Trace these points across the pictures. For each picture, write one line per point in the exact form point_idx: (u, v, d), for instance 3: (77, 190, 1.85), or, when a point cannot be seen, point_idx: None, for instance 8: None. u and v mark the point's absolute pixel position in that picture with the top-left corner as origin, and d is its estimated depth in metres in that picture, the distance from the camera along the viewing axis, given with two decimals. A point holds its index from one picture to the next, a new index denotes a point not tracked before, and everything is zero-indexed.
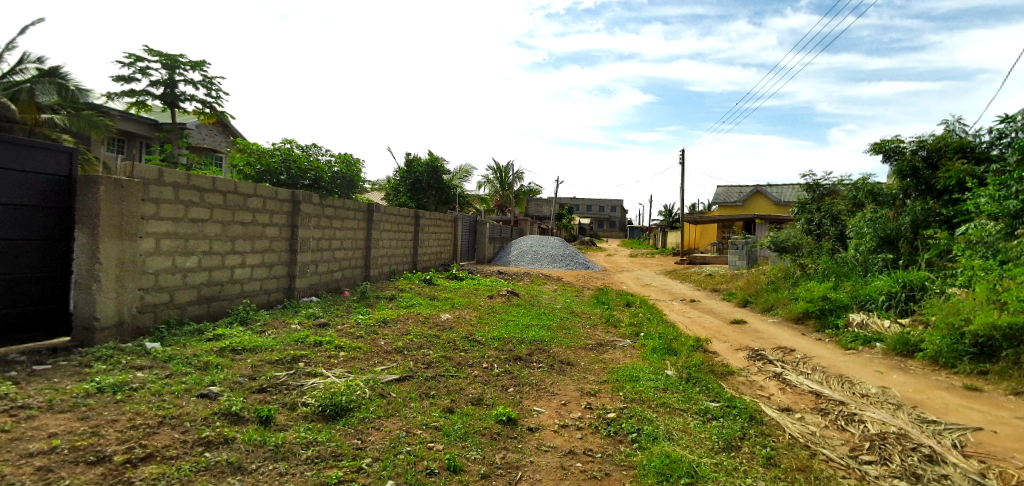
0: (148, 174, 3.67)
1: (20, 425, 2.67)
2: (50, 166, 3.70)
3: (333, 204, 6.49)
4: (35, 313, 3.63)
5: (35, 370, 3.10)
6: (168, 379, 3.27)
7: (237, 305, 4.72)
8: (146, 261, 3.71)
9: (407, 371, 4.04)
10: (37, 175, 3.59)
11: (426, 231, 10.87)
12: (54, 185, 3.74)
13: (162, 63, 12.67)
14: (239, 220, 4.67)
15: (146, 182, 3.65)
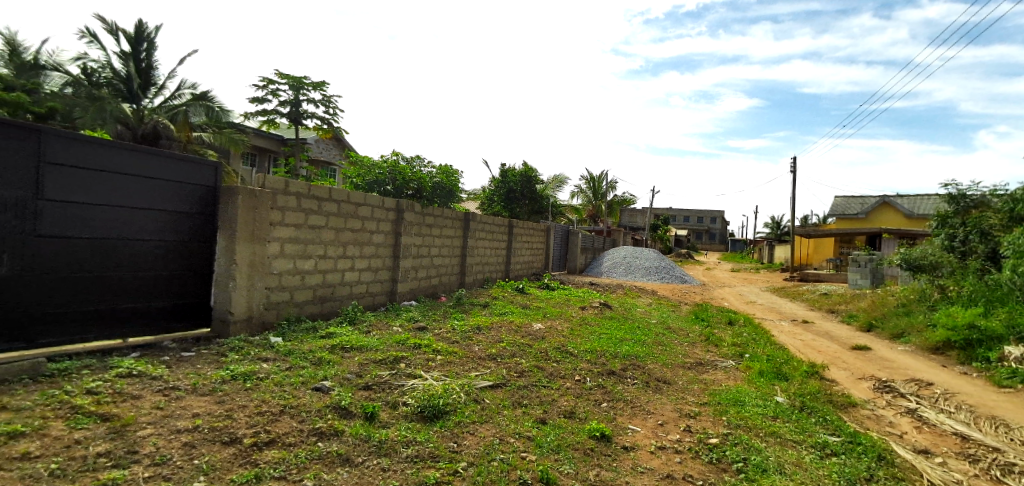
0: (277, 185, 4.07)
1: (172, 404, 3.04)
2: (199, 177, 4.21)
3: (434, 213, 6.80)
4: (183, 306, 4.16)
5: (183, 356, 3.52)
6: (289, 371, 3.55)
7: (346, 307, 5.07)
8: (272, 263, 4.09)
9: (500, 379, 4.08)
10: (186, 184, 4.11)
11: (519, 240, 11.10)
12: (202, 194, 4.24)
13: (290, 85, 14.33)
14: (350, 227, 5.03)
15: (275, 191, 4.04)
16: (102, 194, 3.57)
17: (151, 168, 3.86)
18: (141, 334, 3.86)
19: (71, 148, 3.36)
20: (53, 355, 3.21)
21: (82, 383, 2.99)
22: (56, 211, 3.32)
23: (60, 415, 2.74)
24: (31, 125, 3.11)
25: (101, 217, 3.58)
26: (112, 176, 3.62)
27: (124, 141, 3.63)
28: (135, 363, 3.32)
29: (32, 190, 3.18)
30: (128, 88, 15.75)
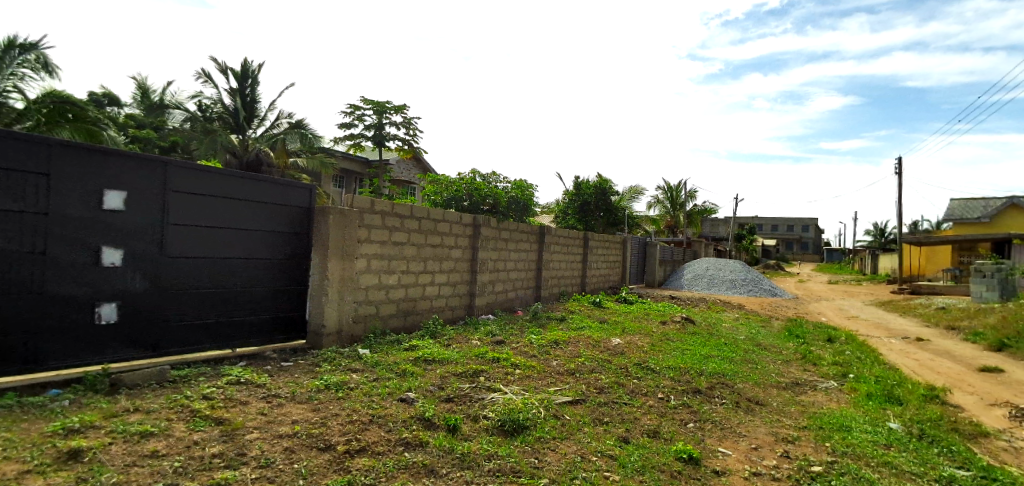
0: (364, 204, 4.31)
1: (274, 410, 3.25)
2: (296, 199, 4.54)
3: (509, 227, 6.91)
4: (284, 318, 4.49)
5: (283, 365, 3.78)
6: (377, 382, 3.70)
7: (427, 320, 5.24)
8: (360, 278, 4.32)
9: (580, 395, 4.01)
10: (285, 206, 4.45)
11: (595, 253, 10.99)
12: (299, 215, 4.57)
13: (375, 110, 15.34)
14: (430, 243, 5.22)
15: (362, 210, 4.29)
16: (218, 218, 3.96)
17: (257, 193, 4.24)
18: (248, 344, 4.20)
19: (192, 178, 3.78)
20: (177, 363, 3.57)
21: (199, 388, 3.29)
22: (181, 233, 3.73)
23: (181, 417, 3.01)
24: (160, 159, 3.54)
25: (217, 238, 3.97)
26: (223, 202, 4.00)
27: (235, 170, 4.02)
28: (243, 371, 3.60)
29: (159, 216, 3.60)
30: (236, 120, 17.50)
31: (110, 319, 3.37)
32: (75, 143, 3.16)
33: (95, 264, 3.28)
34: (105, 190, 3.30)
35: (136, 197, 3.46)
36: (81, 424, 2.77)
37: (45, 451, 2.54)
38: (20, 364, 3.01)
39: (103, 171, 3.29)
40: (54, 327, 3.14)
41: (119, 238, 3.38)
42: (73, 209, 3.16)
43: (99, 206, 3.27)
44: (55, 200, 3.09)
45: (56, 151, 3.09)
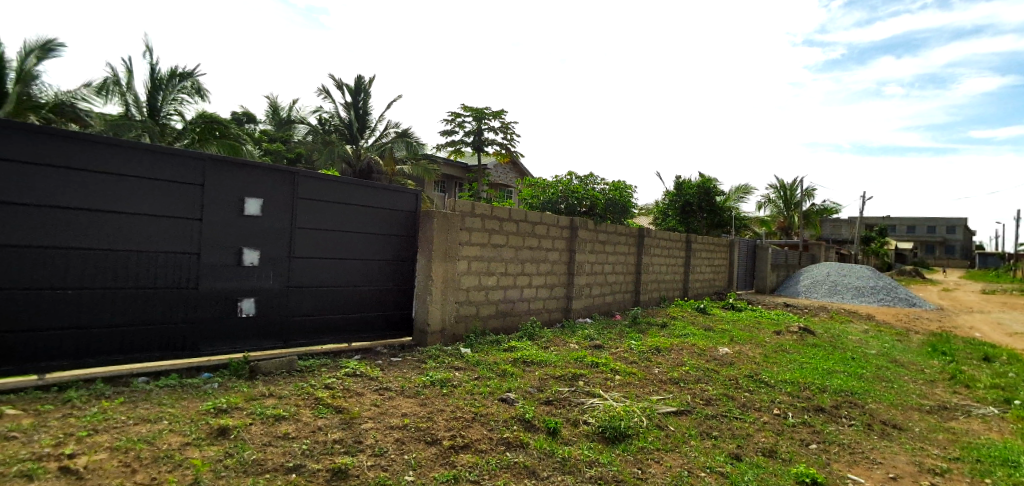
0: (465, 207, 4.46)
1: (386, 402, 3.43)
2: (403, 204, 4.79)
3: (607, 229, 6.82)
4: (394, 316, 4.74)
5: (392, 361, 4.01)
6: (478, 381, 3.79)
7: (525, 322, 5.31)
8: (462, 279, 4.48)
9: (685, 406, 3.82)
10: (394, 211, 4.70)
11: (698, 257, 10.53)
12: (407, 218, 4.81)
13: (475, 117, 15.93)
14: (528, 245, 5.28)
15: (464, 213, 4.44)
16: (337, 222, 4.29)
17: (370, 198, 4.52)
18: (362, 339, 4.49)
19: (316, 185, 4.12)
20: (303, 355, 3.92)
21: (322, 378, 3.57)
22: (306, 236, 4.08)
23: (307, 403, 3.27)
24: (290, 169, 3.91)
25: (336, 241, 4.29)
26: (341, 207, 4.31)
27: (352, 178, 4.32)
28: (358, 364, 3.86)
29: (288, 221, 3.96)
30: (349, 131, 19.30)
31: (249, 312, 3.78)
32: (222, 158, 3.58)
33: (237, 264, 3.70)
34: (246, 198, 3.71)
35: (270, 204, 3.85)
36: (228, 404, 3.12)
37: (201, 426, 2.89)
38: (181, 349, 3.48)
39: (244, 181, 3.70)
40: (207, 318, 3.59)
41: (256, 240, 3.79)
42: (221, 215, 3.60)
43: (241, 213, 3.69)
44: (207, 207, 3.53)
45: (208, 166, 3.53)
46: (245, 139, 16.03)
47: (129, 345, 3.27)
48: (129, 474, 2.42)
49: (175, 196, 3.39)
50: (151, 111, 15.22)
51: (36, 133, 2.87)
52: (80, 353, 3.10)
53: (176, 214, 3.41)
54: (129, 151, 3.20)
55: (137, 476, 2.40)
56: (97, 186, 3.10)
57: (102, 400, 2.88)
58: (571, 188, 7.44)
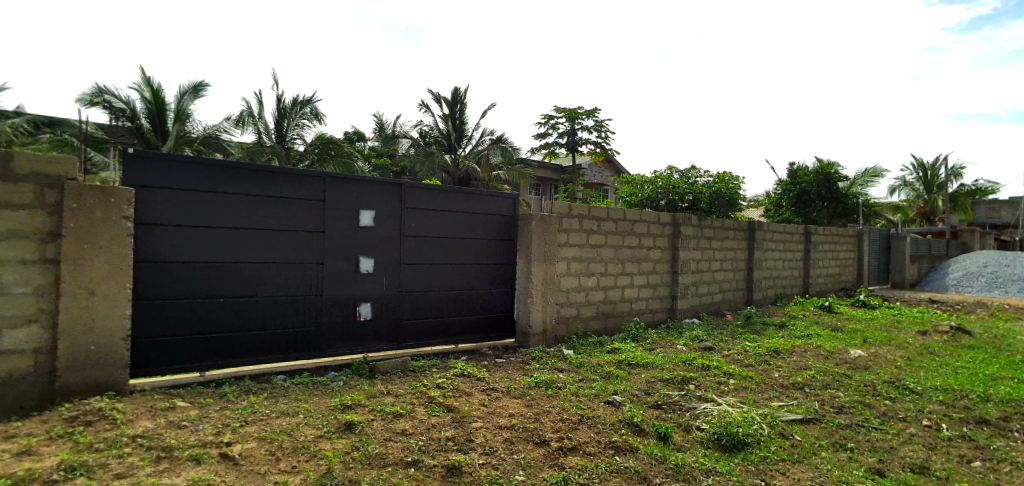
0: (563, 208, 4.47)
1: (494, 402, 3.48)
2: (502, 208, 4.89)
3: (712, 224, 6.56)
4: (497, 318, 4.84)
5: (497, 362, 4.10)
6: (583, 383, 3.74)
7: (627, 323, 5.23)
8: (561, 280, 4.50)
9: (813, 414, 3.48)
10: (493, 216, 4.82)
11: (820, 250, 9.72)
12: (505, 222, 4.91)
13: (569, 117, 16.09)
14: (628, 244, 5.19)
15: (561, 215, 4.46)
16: (441, 228, 4.48)
17: (470, 205, 4.66)
18: (469, 341, 4.64)
19: (421, 195, 4.34)
20: (415, 356, 4.18)
21: (433, 378, 3.73)
22: (414, 243, 4.30)
23: (421, 401, 3.42)
24: (397, 181, 4.15)
25: (440, 247, 4.47)
26: (444, 215, 4.50)
27: (453, 186, 4.49)
28: (465, 365, 4.00)
29: (397, 230, 4.20)
30: (450, 142, 19.89)
31: (367, 316, 4.05)
32: (340, 175, 3.88)
33: (355, 271, 3.99)
34: (361, 210, 4.00)
35: (381, 215, 4.11)
36: (352, 401, 3.35)
37: (330, 420, 3.13)
38: (311, 350, 3.82)
39: (358, 195, 4.00)
40: (331, 321, 3.91)
41: (370, 249, 4.06)
42: (340, 227, 3.91)
43: (356, 224, 3.99)
44: (328, 220, 3.86)
45: (328, 183, 3.85)
46: (354, 154, 17.45)
47: (270, 346, 3.66)
48: (274, 462, 2.68)
49: (301, 211, 3.75)
50: (279, 137, 16.71)
51: (193, 162, 3.31)
52: (232, 353, 3.53)
53: (304, 227, 3.76)
54: (264, 173, 3.59)
55: (281, 464, 2.66)
56: (240, 207, 3.51)
57: (250, 395, 3.24)
58: (672, 182, 6.91)
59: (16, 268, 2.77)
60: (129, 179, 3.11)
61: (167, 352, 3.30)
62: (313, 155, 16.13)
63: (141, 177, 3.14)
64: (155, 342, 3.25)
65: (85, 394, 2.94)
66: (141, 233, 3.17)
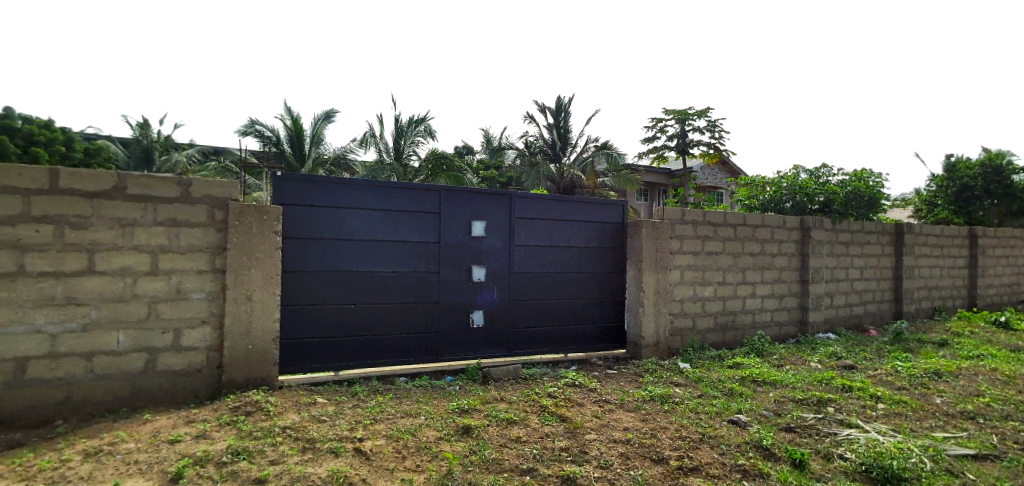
0: (675, 214, 4.43)
1: (607, 415, 3.38)
2: (611, 215, 4.80)
3: (848, 227, 6.06)
4: (607, 328, 4.75)
5: (608, 373, 4.07)
6: (702, 400, 3.53)
7: (749, 336, 5.00)
8: (674, 290, 4.45)
9: (990, 450, 2.94)
10: (602, 223, 4.75)
11: (992, 256, 8.36)
12: (615, 229, 4.81)
13: None
14: (749, 251, 4.98)
15: (673, 221, 4.42)
16: (549, 237, 4.50)
17: (578, 213, 4.64)
18: (580, 351, 4.61)
19: (528, 204, 4.40)
20: (526, 365, 4.25)
21: (545, 386, 3.74)
22: (523, 253, 4.37)
23: (534, 409, 3.42)
24: (506, 192, 4.26)
25: (548, 255, 4.50)
26: (551, 223, 4.52)
27: (560, 194, 4.51)
28: (576, 375, 3.97)
29: (507, 239, 4.30)
30: (553, 152, 20.55)
31: (479, 323, 4.18)
32: (453, 188, 4.08)
33: (468, 280, 4.15)
34: (473, 221, 4.16)
35: (492, 225, 4.24)
36: (468, 406, 3.45)
37: (449, 423, 3.24)
38: (430, 355, 4.04)
39: (470, 206, 4.17)
40: (448, 328, 4.09)
41: (482, 259, 4.20)
42: (455, 238, 4.10)
43: (469, 234, 4.15)
44: (444, 232, 4.07)
45: (443, 196, 4.07)
46: (463, 168, 18.30)
47: (393, 350, 3.92)
48: (401, 460, 2.82)
49: (420, 224, 4.00)
50: (397, 155, 17.84)
51: (329, 182, 3.68)
52: (363, 355, 3.84)
53: (422, 238, 4.00)
54: (387, 189, 3.88)
55: (406, 462, 2.79)
56: (368, 221, 3.83)
57: (378, 395, 3.47)
58: (799, 182, 6.30)
59: (194, 276, 3.28)
60: (279, 199, 3.54)
61: (310, 352, 3.68)
62: (427, 170, 17.16)
63: (288, 197, 3.56)
64: (300, 344, 3.65)
65: (245, 386, 3.38)
66: (289, 246, 3.58)
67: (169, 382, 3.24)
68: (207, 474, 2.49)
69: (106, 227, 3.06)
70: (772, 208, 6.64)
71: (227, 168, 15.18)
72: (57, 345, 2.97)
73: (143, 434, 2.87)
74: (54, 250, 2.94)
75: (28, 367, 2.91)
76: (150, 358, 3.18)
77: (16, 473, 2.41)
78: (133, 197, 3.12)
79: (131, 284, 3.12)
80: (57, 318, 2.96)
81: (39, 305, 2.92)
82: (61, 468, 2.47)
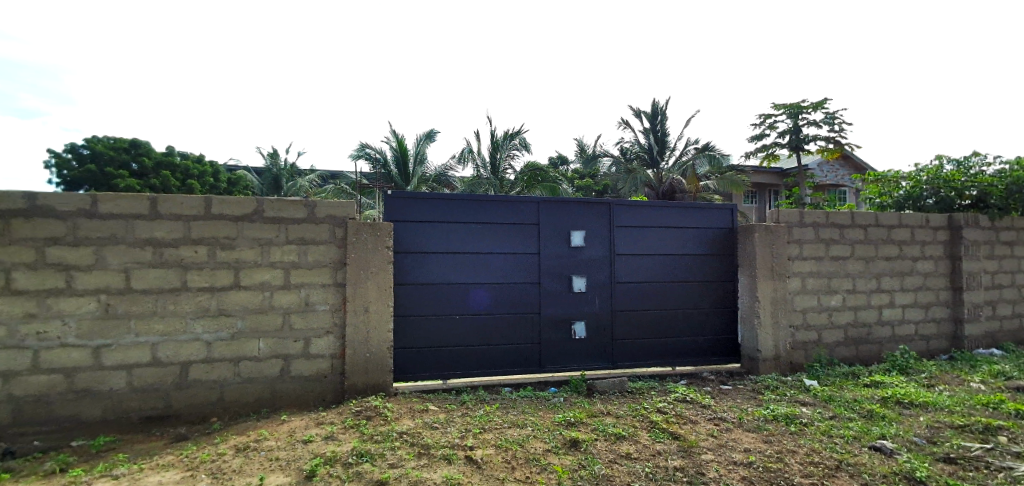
0: (792, 218, 4.43)
1: (724, 434, 3.12)
2: (718, 220, 4.65)
3: (1014, 226, 5.43)
4: (716, 341, 4.59)
5: (722, 389, 4.00)
6: (834, 422, 3.20)
7: (889, 350, 4.77)
8: (795, 299, 4.45)
9: None
10: (707, 229, 4.62)
11: None
12: (722, 235, 4.66)
13: None
14: (883, 255, 4.77)
15: (791, 225, 4.42)
16: (650, 246, 4.46)
17: (680, 220, 4.55)
18: (688, 364, 4.49)
19: (627, 213, 4.40)
20: (630, 378, 4.21)
21: (654, 401, 3.62)
22: (623, 262, 4.37)
23: (643, 425, 3.27)
24: (604, 202, 4.30)
25: (649, 264, 4.44)
26: (653, 231, 4.47)
27: (661, 201, 4.45)
28: (687, 391, 3.81)
29: (608, 249, 4.33)
30: (651, 156, 20.01)
31: (581, 334, 4.22)
32: (553, 199, 4.21)
33: (570, 290, 4.22)
34: (572, 232, 4.24)
35: (591, 235, 4.30)
36: (575, 419, 3.39)
37: (556, 435, 3.15)
38: (534, 365, 4.14)
39: (569, 217, 4.26)
40: (551, 339, 4.18)
41: (583, 269, 4.26)
42: (555, 249, 4.21)
43: (569, 245, 4.24)
44: (544, 243, 4.20)
45: (543, 208, 4.21)
46: (559, 179, 18.51)
47: (500, 360, 4.08)
48: (511, 470, 2.72)
49: (522, 236, 4.17)
50: (493, 168, 18.27)
51: (440, 199, 3.97)
52: (473, 365, 4.04)
53: (524, 250, 4.17)
54: (493, 204, 4.11)
55: (517, 472, 2.69)
56: (474, 235, 4.07)
57: (485, 405, 3.58)
58: (945, 175, 5.55)
59: (320, 289, 3.58)
60: (392, 216, 3.87)
61: (426, 361, 3.94)
62: (523, 181, 17.51)
63: (400, 213, 3.88)
64: (417, 353, 3.92)
65: (364, 392, 3.64)
66: (406, 261, 3.90)
67: (301, 386, 3.56)
68: (336, 473, 2.58)
69: (248, 247, 3.44)
70: (910, 207, 5.82)
71: (343, 189, 16.47)
72: (212, 351, 3.38)
73: (281, 433, 3.15)
74: (209, 268, 3.37)
75: (190, 370, 3.35)
76: (285, 364, 3.52)
77: (184, 464, 2.75)
78: (269, 219, 3.49)
79: (268, 297, 3.48)
80: (212, 327, 3.38)
81: (197, 315, 3.36)
82: (219, 460, 2.77)
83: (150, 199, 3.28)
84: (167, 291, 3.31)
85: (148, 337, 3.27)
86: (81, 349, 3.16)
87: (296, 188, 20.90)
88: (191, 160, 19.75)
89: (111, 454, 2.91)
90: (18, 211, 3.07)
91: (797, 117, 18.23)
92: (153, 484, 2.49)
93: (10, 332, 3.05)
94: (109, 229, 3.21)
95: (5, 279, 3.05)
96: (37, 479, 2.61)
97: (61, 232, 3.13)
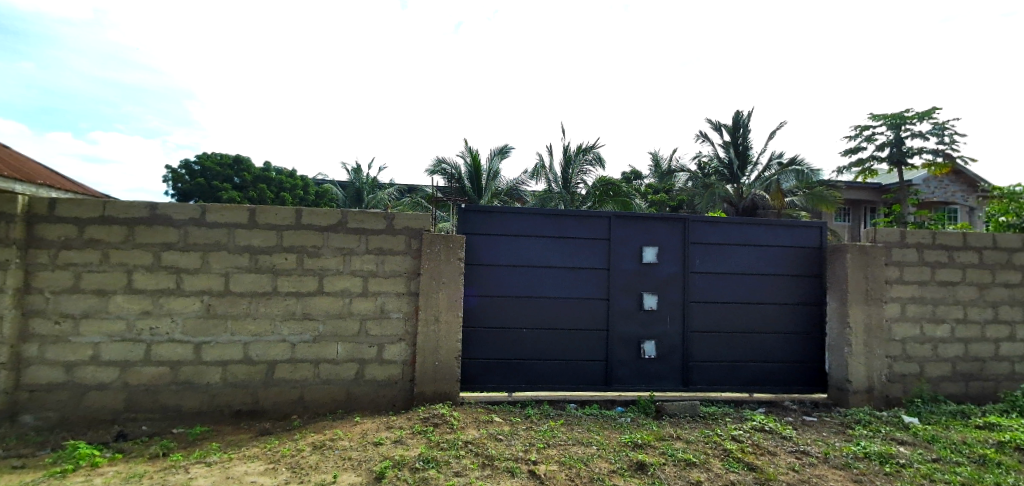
0: (891, 238, 4.09)
1: (807, 469, 2.84)
2: (804, 239, 4.37)
3: None
4: (798, 368, 4.31)
5: (806, 421, 3.75)
6: (940, 467, 2.84)
7: (1007, 389, 4.25)
8: (893, 326, 4.08)
9: None
10: (791, 248, 4.36)
11: None
12: (809, 255, 4.37)
13: None
14: (1003, 280, 4.27)
15: (889, 245, 4.08)
16: (726, 264, 4.28)
17: (760, 237, 4.33)
18: (766, 391, 4.24)
19: (703, 229, 4.26)
20: (703, 403, 4.04)
21: (728, 429, 3.43)
22: (697, 280, 4.22)
23: (716, 453, 3.07)
24: (679, 217, 4.20)
25: (725, 284, 4.27)
26: (730, 249, 4.29)
27: (741, 218, 4.26)
28: (766, 420, 3.58)
29: (682, 266, 4.21)
30: (731, 171, 19.23)
31: (652, 354, 4.11)
32: (626, 215, 4.16)
33: (641, 309, 4.13)
34: (644, 247, 4.17)
35: (664, 251, 4.20)
36: (642, 441, 3.25)
37: (622, 457, 2.99)
38: (601, 383, 4.09)
39: (640, 232, 4.19)
40: (620, 357, 4.10)
41: (656, 286, 4.16)
42: (625, 265, 4.15)
43: (641, 261, 4.16)
44: (616, 258, 4.15)
45: (615, 223, 4.16)
46: (631, 194, 18.19)
47: (567, 377, 4.07)
48: None
49: (592, 251, 4.15)
50: (564, 183, 18.25)
51: (513, 214, 4.05)
52: (540, 379, 4.05)
53: (594, 266, 4.14)
54: (564, 218, 4.13)
55: None
56: (545, 248, 4.11)
57: (550, 420, 3.55)
58: None
59: (394, 298, 3.75)
60: (466, 229, 4.00)
61: (495, 372, 4.00)
62: (595, 195, 17.34)
63: (473, 226, 4.01)
64: (485, 364, 3.99)
65: (432, 399, 3.75)
66: (478, 272, 4.01)
67: (374, 390, 3.72)
68: (403, 477, 2.63)
69: (332, 256, 3.68)
70: None
71: (420, 202, 16.92)
72: (295, 352, 3.63)
73: (355, 434, 3.29)
74: (297, 274, 3.64)
75: (277, 370, 3.61)
76: (360, 368, 3.70)
77: (268, 456, 2.95)
78: (352, 229, 3.72)
79: (348, 303, 3.69)
80: (297, 330, 3.63)
81: (284, 318, 3.62)
82: (298, 456, 2.93)
83: (250, 210, 3.59)
84: (260, 294, 3.60)
85: (241, 336, 3.57)
86: (185, 344, 3.51)
87: (376, 200, 21.92)
88: (286, 174, 21.51)
89: (206, 443, 3.19)
90: (141, 219, 3.49)
91: (899, 129, 16.87)
92: (240, 473, 2.68)
93: (128, 326, 3.45)
94: (214, 236, 3.55)
95: (127, 279, 3.46)
96: (143, 461, 2.91)
97: (174, 238, 3.52)
